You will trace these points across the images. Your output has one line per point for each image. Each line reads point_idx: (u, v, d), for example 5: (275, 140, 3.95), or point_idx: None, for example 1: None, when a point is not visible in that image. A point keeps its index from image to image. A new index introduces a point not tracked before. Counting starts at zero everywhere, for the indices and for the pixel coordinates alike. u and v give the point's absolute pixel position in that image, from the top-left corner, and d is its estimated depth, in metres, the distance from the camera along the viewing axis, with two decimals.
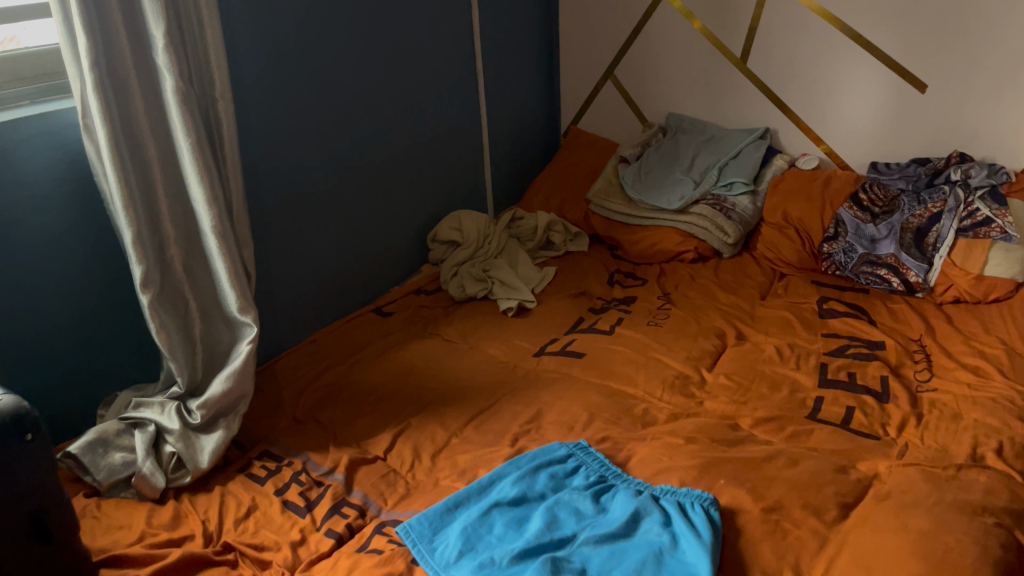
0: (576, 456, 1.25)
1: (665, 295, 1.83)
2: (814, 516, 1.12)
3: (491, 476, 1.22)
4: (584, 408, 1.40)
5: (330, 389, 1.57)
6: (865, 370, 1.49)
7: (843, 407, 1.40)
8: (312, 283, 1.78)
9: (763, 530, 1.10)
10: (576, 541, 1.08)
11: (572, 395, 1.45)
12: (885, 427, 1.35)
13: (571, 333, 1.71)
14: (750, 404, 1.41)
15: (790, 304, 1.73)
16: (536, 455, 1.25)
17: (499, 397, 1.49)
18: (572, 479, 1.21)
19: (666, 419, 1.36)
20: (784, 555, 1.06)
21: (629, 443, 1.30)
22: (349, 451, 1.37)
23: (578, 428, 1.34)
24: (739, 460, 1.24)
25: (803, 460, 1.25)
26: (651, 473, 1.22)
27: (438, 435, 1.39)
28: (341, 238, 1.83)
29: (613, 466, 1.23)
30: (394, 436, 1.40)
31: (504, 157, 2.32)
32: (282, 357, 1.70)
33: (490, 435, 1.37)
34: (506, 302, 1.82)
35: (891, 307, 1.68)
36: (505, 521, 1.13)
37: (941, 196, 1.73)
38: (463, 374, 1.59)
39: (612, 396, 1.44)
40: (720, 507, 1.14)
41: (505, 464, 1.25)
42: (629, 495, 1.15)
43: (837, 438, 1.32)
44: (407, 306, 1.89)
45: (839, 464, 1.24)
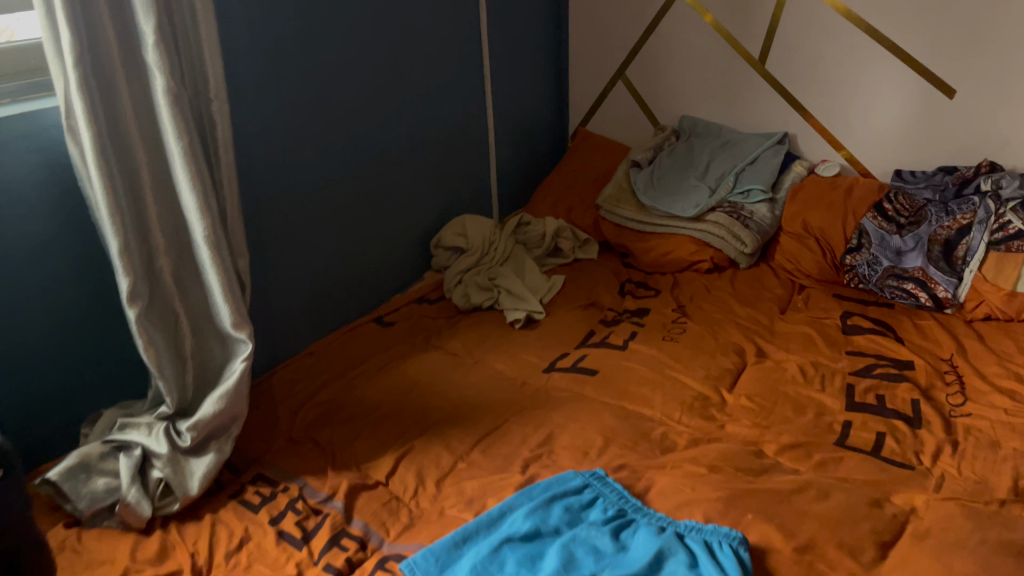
0: (592, 486, 1.16)
1: (680, 307, 1.75)
2: (850, 557, 1.04)
3: (501, 507, 1.14)
4: (599, 431, 1.32)
5: (328, 409, 1.49)
6: (894, 392, 1.42)
7: (873, 432, 1.32)
8: (310, 292, 1.70)
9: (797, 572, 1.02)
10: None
11: (586, 416, 1.37)
12: (919, 455, 1.28)
13: (582, 347, 1.63)
14: (775, 428, 1.33)
15: (812, 319, 1.65)
16: (550, 485, 1.17)
17: (508, 418, 1.41)
18: (589, 512, 1.12)
19: (686, 445, 1.28)
20: None
21: (648, 472, 1.22)
22: (349, 476, 1.28)
23: (593, 454, 1.26)
24: (767, 492, 1.16)
25: (834, 492, 1.17)
26: (674, 506, 1.14)
27: (444, 459, 1.31)
28: (341, 244, 1.75)
29: (634, 499, 1.15)
30: (396, 460, 1.32)
31: (510, 159, 2.23)
32: (278, 371, 1.63)
33: (499, 460, 1.29)
34: (513, 313, 1.73)
35: (919, 324, 1.60)
36: (517, 557, 1.04)
37: (970, 207, 1.64)
38: (470, 392, 1.51)
39: (628, 418, 1.35)
40: (750, 546, 1.06)
41: (515, 494, 1.16)
42: (651, 533, 1.07)
43: (869, 468, 1.24)
44: (410, 316, 1.81)
45: (873, 497, 1.17)
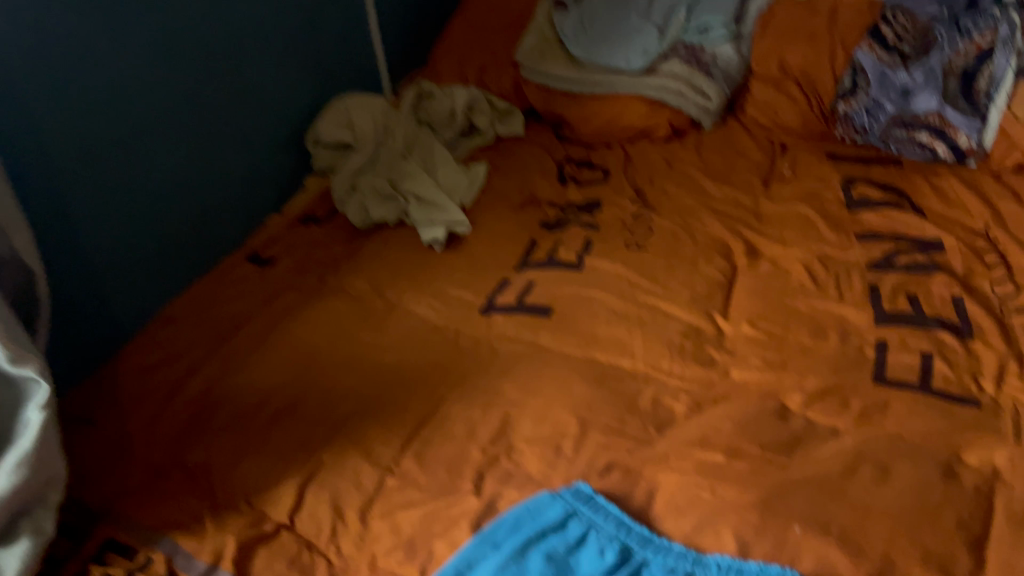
0: (577, 515, 0.84)
1: (639, 193, 1.38)
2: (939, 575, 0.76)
3: (461, 563, 0.81)
4: (572, 409, 0.99)
5: (204, 403, 1.08)
6: (929, 289, 1.11)
7: (916, 355, 1.01)
8: (151, 242, 1.25)
9: None
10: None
11: (550, 387, 1.03)
12: (977, 380, 0.98)
13: (525, 268, 1.26)
14: (794, 367, 1.02)
15: (807, 192, 1.31)
16: (520, 521, 0.84)
17: (445, 396, 1.05)
18: (582, 556, 0.81)
19: (687, 413, 0.97)
20: None
21: (646, 470, 0.90)
22: (236, 524, 0.92)
23: (569, 450, 0.94)
24: (810, 480, 0.86)
25: (895, 464, 0.88)
26: (692, 526, 0.83)
27: (367, 476, 0.96)
28: (182, 169, 1.28)
29: (633, 525, 0.83)
30: (300, 486, 0.96)
31: (395, 12, 1.74)
32: (125, 349, 1.19)
33: (441, 472, 0.95)
34: (429, 232, 1.32)
35: (936, 184, 1.29)
36: None
37: (990, 22, 1.28)
38: (388, 358, 1.13)
39: (605, 383, 1.02)
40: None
41: (474, 541, 0.83)
42: None
43: (924, 411, 0.94)
44: (292, 246, 1.37)
45: (942, 462, 0.88)
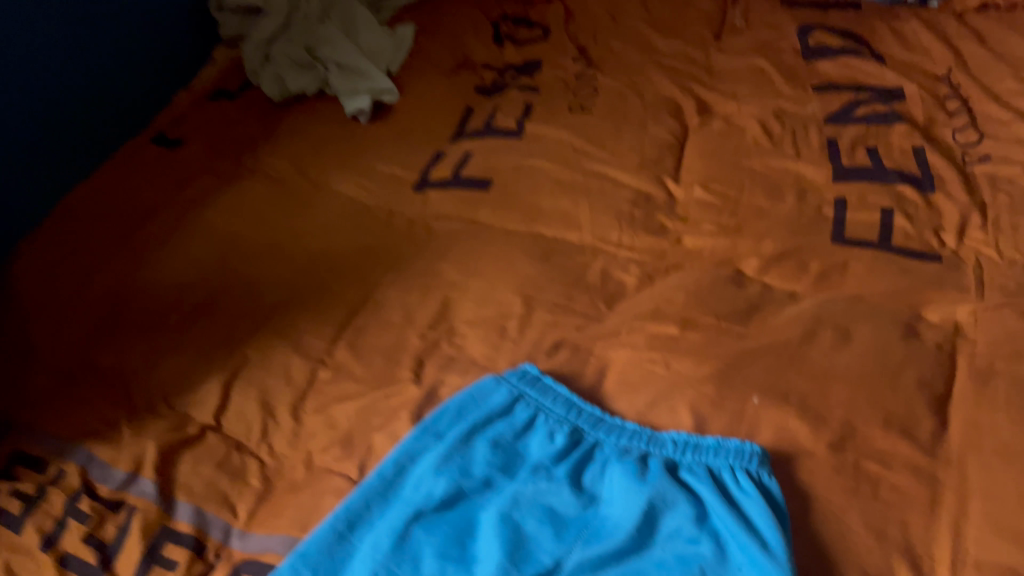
0: (525, 398, 0.79)
1: (582, 52, 1.27)
2: (903, 439, 0.72)
3: (401, 457, 0.76)
4: (516, 287, 0.91)
5: (114, 300, 0.98)
6: (888, 141, 1.05)
7: (876, 211, 0.96)
8: (37, 125, 1.11)
9: (837, 483, 0.69)
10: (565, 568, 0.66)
11: (491, 265, 0.95)
12: (938, 233, 0.94)
13: (460, 138, 1.15)
14: (749, 230, 0.95)
15: (761, 43, 1.22)
16: (463, 409, 0.78)
17: (379, 281, 0.97)
18: (531, 441, 0.76)
19: (637, 285, 0.90)
20: (880, 528, 0.67)
21: (597, 347, 0.84)
22: (157, 429, 0.85)
23: (513, 331, 0.87)
24: (766, 348, 0.81)
25: (855, 326, 0.83)
26: (646, 403, 0.78)
27: (297, 370, 0.89)
28: (64, 38, 1.12)
29: (584, 405, 0.78)
30: (225, 384, 0.89)
31: None
32: (20, 247, 1.08)
33: (377, 361, 0.88)
34: (353, 102, 1.21)
35: (895, 30, 1.21)
36: (436, 543, 0.70)
37: None
38: (314, 243, 1.04)
39: (550, 257, 0.95)
40: (772, 459, 0.72)
41: (415, 433, 0.77)
42: (631, 464, 0.72)
43: (884, 269, 0.89)
44: (203, 125, 1.25)
45: (904, 321, 0.83)
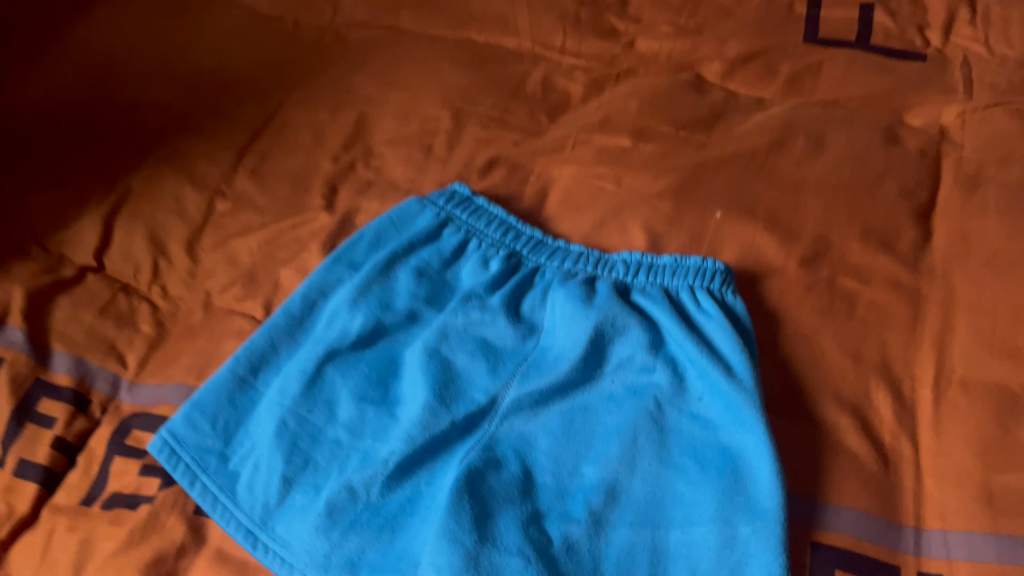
0: (453, 220, 0.68)
1: None
2: (883, 251, 0.64)
3: (311, 290, 0.65)
4: (444, 100, 0.79)
5: None
6: None
7: (855, 7, 0.84)
8: None
9: (809, 303, 0.61)
10: (502, 407, 0.58)
11: (415, 76, 0.82)
12: (924, 31, 0.82)
13: None
14: (712, 30, 0.83)
15: None
16: (381, 234, 0.67)
17: (285, 99, 0.83)
18: (461, 269, 0.66)
19: (584, 95, 0.79)
20: (857, 348, 0.59)
21: (538, 164, 0.73)
22: (25, 271, 0.72)
23: (441, 149, 0.75)
24: (730, 158, 0.71)
25: (830, 132, 0.73)
26: (594, 222, 0.68)
27: (190, 201, 0.77)
28: None
29: (522, 224, 0.67)
30: (106, 220, 0.76)
31: None
32: None
33: (284, 189, 0.76)
34: None
35: None
36: (353, 384, 0.61)
37: None
38: (206, 60, 0.89)
39: (484, 66, 0.82)
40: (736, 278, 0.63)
41: (326, 263, 0.66)
42: (576, 288, 0.62)
43: (863, 70, 0.78)
44: None
45: (884, 126, 0.73)
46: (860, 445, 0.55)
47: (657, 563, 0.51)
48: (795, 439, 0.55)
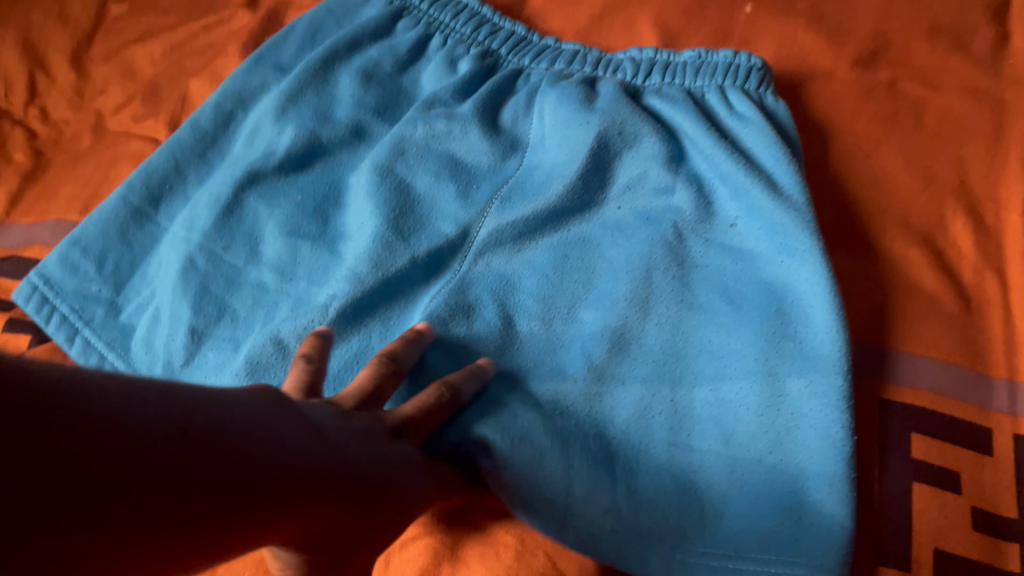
0: (410, 13, 0.53)
1: None
2: (953, 51, 0.51)
3: (225, 99, 0.51)
4: None
5: None
6: None
7: None
8: None
9: (862, 113, 0.48)
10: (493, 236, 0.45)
11: None
12: None
13: None
14: None
15: None
16: (318, 31, 0.53)
17: None
18: (422, 73, 0.51)
19: None
20: (925, 165, 0.47)
21: None
22: None
23: None
24: None
25: None
26: (591, 19, 0.54)
27: (76, 3, 0.61)
28: None
29: (499, 17, 0.52)
30: None
31: None
32: None
33: None
34: None
35: None
36: (282, 214, 0.46)
37: None
38: None
39: None
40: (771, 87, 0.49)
41: (244, 66, 0.51)
42: (571, 89, 0.48)
43: None
44: None
45: None
46: (935, 280, 0.43)
47: (679, 429, 0.39)
48: (851, 278, 0.43)
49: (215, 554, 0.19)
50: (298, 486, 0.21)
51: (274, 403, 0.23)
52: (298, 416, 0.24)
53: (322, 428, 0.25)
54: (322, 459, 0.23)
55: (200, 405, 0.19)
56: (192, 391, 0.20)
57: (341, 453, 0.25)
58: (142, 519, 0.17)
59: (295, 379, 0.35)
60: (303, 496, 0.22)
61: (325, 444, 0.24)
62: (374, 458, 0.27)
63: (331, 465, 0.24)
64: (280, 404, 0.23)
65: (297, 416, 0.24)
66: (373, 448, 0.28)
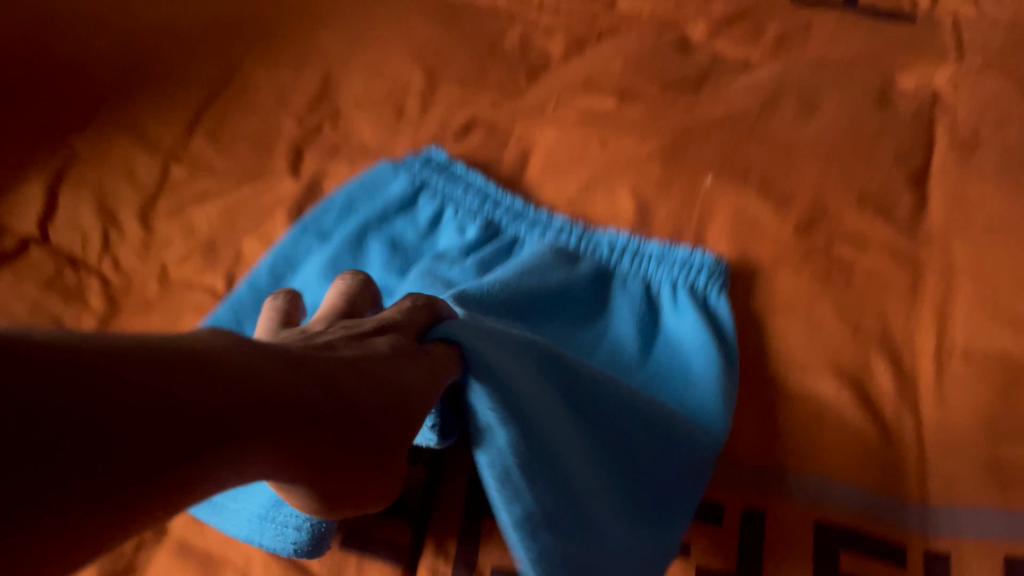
0: (429, 189, 0.64)
1: None
2: (878, 217, 0.62)
3: (278, 262, 0.60)
4: (416, 55, 0.74)
5: None
6: None
7: None
8: None
9: (804, 272, 0.59)
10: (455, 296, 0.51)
11: (384, 32, 0.77)
12: None
13: None
14: None
15: None
16: (354, 202, 0.64)
17: (245, 58, 0.78)
18: (439, 239, 0.62)
19: (565, 53, 0.74)
20: (855, 317, 0.57)
21: (517, 126, 0.69)
22: None
23: (414, 110, 0.71)
24: (721, 122, 0.68)
25: (822, 94, 0.70)
26: (578, 188, 0.64)
27: (143, 166, 0.71)
28: None
29: (502, 191, 0.64)
30: (49, 185, 0.70)
31: None
32: None
33: (245, 152, 0.71)
34: None
35: None
36: None
37: None
38: (154, 13, 0.82)
39: (457, 22, 0.77)
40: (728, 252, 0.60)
41: (294, 232, 0.61)
42: (552, 251, 0.59)
43: (852, 34, 0.76)
44: None
45: (876, 89, 0.71)
46: (863, 416, 0.52)
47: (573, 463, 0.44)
48: (794, 418, 0.53)
49: (169, 497, 0.23)
50: (240, 412, 0.25)
51: (236, 348, 0.27)
52: (264, 351, 0.29)
53: (293, 357, 0.30)
54: (274, 384, 0.28)
55: (117, 355, 0.23)
56: (150, 347, 0.24)
57: (304, 386, 0.29)
58: (120, 471, 0.22)
59: (274, 313, 0.45)
60: (248, 433, 0.26)
61: (273, 379, 0.28)
62: (332, 376, 0.31)
63: (295, 402, 0.28)
64: (242, 344, 0.28)
65: (248, 352, 0.28)
66: (358, 373, 0.33)
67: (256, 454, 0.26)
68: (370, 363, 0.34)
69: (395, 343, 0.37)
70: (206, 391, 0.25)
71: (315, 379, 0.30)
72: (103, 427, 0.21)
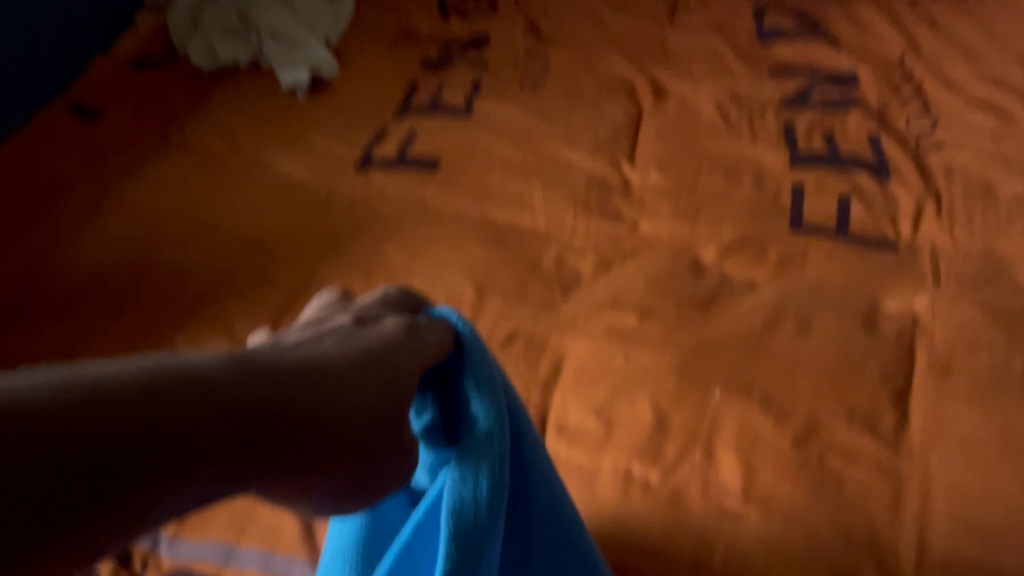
0: None
1: (531, 28, 1.23)
2: (865, 433, 0.71)
3: None
4: (466, 273, 0.87)
5: (29, 282, 0.90)
6: (844, 125, 1.02)
7: (833, 199, 0.94)
8: None
9: (801, 482, 0.68)
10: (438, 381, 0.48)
11: (440, 250, 0.90)
12: (895, 220, 0.91)
13: (402, 115, 1.09)
14: (708, 216, 0.93)
15: (715, 24, 1.20)
16: None
17: (320, 266, 0.91)
18: None
19: (594, 272, 0.87)
20: (846, 525, 0.65)
21: (552, 339, 0.81)
22: None
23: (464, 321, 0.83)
24: (729, 341, 0.79)
25: (816, 316, 0.81)
26: (605, 397, 0.75)
27: None
28: None
29: None
30: None
31: None
32: None
33: None
34: (290, 76, 1.12)
35: (848, 10, 1.20)
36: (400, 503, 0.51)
37: None
38: (248, 226, 0.96)
39: (502, 243, 0.91)
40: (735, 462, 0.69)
41: None
42: None
43: (844, 258, 0.87)
44: (124, 93, 1.15)
45: (864, 312, 0.81)
46: None
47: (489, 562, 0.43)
48: None
49: (188, 489, 0.27)
50: (243, 405, 0.29)
51: (230, 357, 0.31)
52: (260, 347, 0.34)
53: (288, 351, 0.35)
54: (268, 376, 0.32)
55: (130, 388, 0.26)
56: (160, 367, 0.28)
57: (253, 381, 0.31)
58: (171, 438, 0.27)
59: None
60: (213, 439, 0.28)
61: (208, 391, 0.29)
62: (311, 380, 0.33)
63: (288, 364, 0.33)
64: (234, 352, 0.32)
65: (246, 363, 0.31)
66: (352, 344, 0.38)
67: (264, 469, 0.30)
68: (323, 356, 0.36)
69: (344, 335, 0.39)
70: (209, 393, 0.29)
71: (306, 360, 0.35)
72: (71, 440, 0.24)
